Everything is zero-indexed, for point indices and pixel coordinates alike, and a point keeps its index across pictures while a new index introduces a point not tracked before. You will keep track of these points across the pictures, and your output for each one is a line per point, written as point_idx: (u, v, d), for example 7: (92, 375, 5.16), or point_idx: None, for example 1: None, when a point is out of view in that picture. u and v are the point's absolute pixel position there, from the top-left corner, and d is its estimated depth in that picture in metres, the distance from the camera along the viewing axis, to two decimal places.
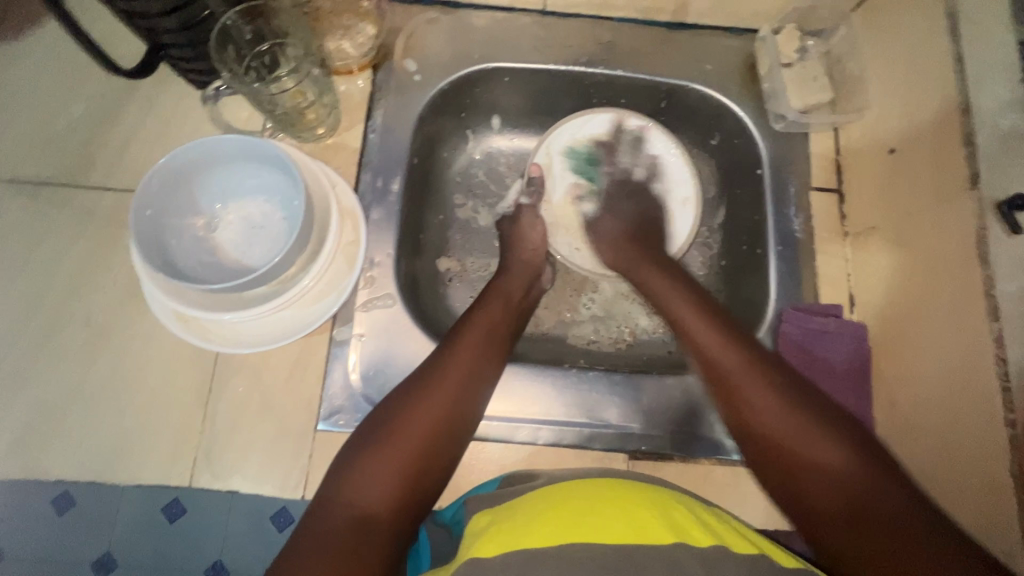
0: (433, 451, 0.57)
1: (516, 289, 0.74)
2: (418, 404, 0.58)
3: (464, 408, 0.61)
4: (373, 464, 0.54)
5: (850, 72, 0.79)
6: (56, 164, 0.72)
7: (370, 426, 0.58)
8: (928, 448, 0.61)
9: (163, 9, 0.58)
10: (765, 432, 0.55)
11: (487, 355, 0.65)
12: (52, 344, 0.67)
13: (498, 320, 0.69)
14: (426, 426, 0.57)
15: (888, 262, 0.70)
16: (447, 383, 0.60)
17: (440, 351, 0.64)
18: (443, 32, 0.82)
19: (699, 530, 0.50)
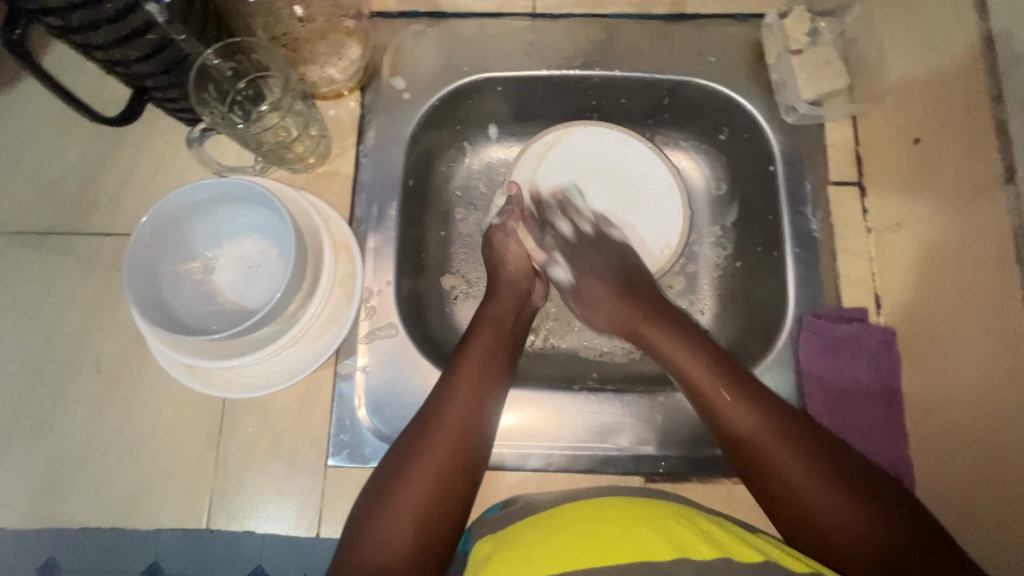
0: (445, 492, 0.56)
1: (507, 313, 0.72)
2: (425, 448, 0.57)
3: (472, 439, 0.60)
4: (392, 510, 0.54)
5: (867, 54, 0.73)
6: (57, 214, 0.72)
7: (384, 471, 0.58)
8: (965, 463, 0.57)
9: (141, 54, 0.57)
10: (760, 454, 0.57)
11: (487, 377, 0.64)
12: (67, 392, 0.68)
13: (495, 342, 0.68)
14: (439, 465, 0.57)
15: (916, 261, 0.65)
16: (452, 415, 0.60)
17: (441, 383, 0.63)
18: (430, 46, 0.79)
19: (704, 543, 0.50)
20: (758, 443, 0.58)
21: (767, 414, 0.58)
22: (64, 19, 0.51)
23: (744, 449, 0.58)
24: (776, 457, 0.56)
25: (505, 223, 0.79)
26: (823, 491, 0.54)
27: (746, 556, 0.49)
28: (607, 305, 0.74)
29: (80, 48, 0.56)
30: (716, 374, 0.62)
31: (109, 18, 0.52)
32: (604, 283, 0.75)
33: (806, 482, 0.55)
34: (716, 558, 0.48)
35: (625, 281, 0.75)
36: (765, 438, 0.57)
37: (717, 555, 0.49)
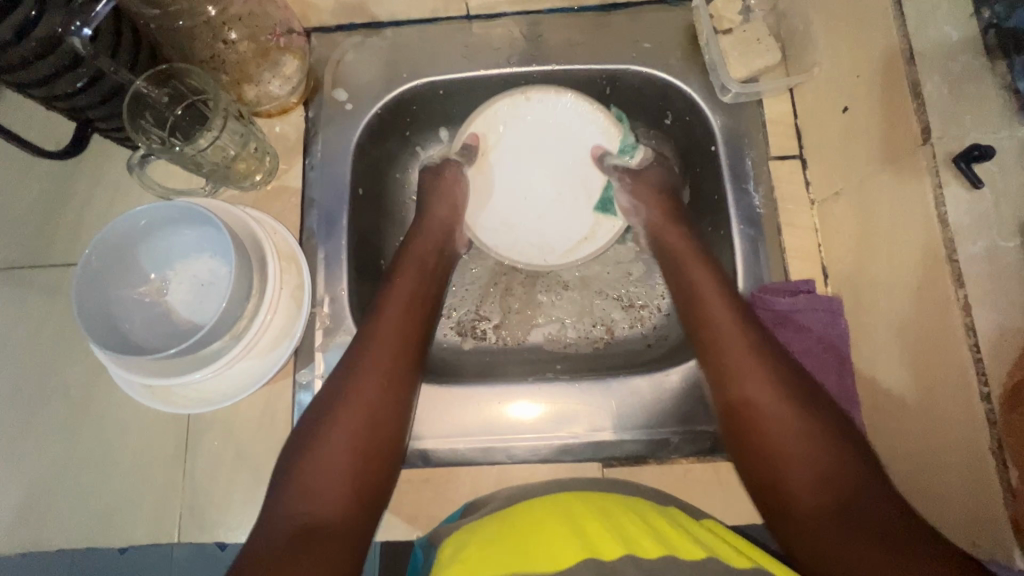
0: (377, 440, 0.58)
1: (428, 252, 0.74)
2: (345, 399, 0.59)
3: (397, 397, 0.61)
4: (314, 463, 0.55)
5: (796, 28, 0.74)
6: (19, 249, 0.75)
7: (304, 429, 0.58)
8: (910, 425, 0.57)
9: (75, 88, 0.59)
10: (755, 415, 0.57)
11: (406, 328, 0.66)
12: (38, 420, 0.70)
13: (415, 290, 0.70)
14: (358, 421, 0.58)
15: (855, 229, 0.65)
16: (372, 372, 0.61)
17: (358, 342, 0.63)
18: (369, 56, 0.80)
19: (649, 540, 0.49)
20: (754, 406, 0.57)
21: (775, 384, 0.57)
22: None
23: (737, 411, 0.58)
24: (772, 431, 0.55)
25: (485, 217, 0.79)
26: (817, 453, 0.53)
27: (690, 552, 0.49)
28: (656, 211, 0.76)
29: (16, 88, 0.58)
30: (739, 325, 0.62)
31: (36, 55, 0.54)
32: (662, 201, 0.76)
33: (804, 445, 0.53)
34: (660, 555, 0.47)
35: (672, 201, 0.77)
36: (760, 398, 0.57)
37: (662, 553, 0.48)
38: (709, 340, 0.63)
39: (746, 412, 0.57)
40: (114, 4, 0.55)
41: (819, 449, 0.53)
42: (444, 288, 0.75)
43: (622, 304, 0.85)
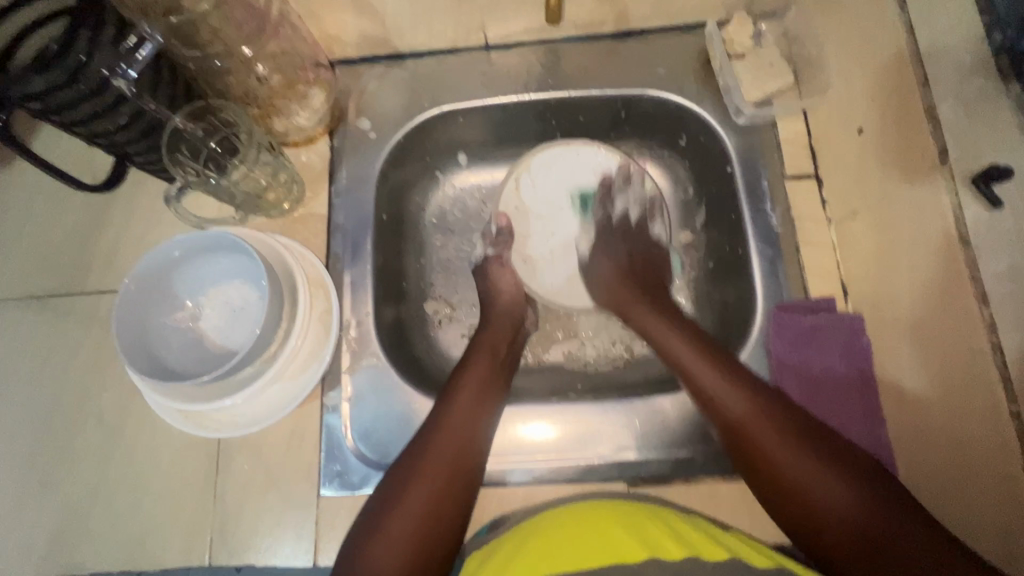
0: (444, 500, 0.59)
1: (501, 337, 0.75)
2: (423, 465, 0.60)
3: (468, 465, 0.62)
4: (388, 529, 0.57)
5: (808, 52, 0.75)
6: (56, 277, 0.77)
7: (381, 495, 0.59)
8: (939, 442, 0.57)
9: (116, 125, 0.62)
10: (762, 456, 0.58)
11: (484, 400, 0.67)
12: (73, 444, 0.72)
13: (490, 368, 0.70)
14: (434, 489, 0.59)
15: (874, 247, 0.66)
16: (449, 444, 0.62)
17: (438, 411, 0.65)
18: (392, 86, 0.83)
19: (672, 541, 0.51)
20: (759, 446, 0.58)
21: (770, 419, 0.59)
22: (43, 101, 0.56)
23: (738, 440, 0.60)
24: (779, 459, 0.57)
25: (500, 254, 0.83)
26: (817, 474, 0.55)
27: (714, 553, 0.50)
28: (612, 283, 0.78)
29: (61, 127, 0.60)
30: (719, 371, 0.62)
31: (85, 94, 0.57)
32: (613, 263, 0.80)
33: (810, 474, 0.55)
34: (682, 557, 0.49)
35: (630, 263, 0.80)
36: (754, 424, 0.59)
37: (684, 555, 0.50)
38: (705, 400, 0.63)
39: (755, 449, 0.58)
40: (156, 46, 0.59)
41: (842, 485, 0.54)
42: (514, 364, 0.76)
43: None
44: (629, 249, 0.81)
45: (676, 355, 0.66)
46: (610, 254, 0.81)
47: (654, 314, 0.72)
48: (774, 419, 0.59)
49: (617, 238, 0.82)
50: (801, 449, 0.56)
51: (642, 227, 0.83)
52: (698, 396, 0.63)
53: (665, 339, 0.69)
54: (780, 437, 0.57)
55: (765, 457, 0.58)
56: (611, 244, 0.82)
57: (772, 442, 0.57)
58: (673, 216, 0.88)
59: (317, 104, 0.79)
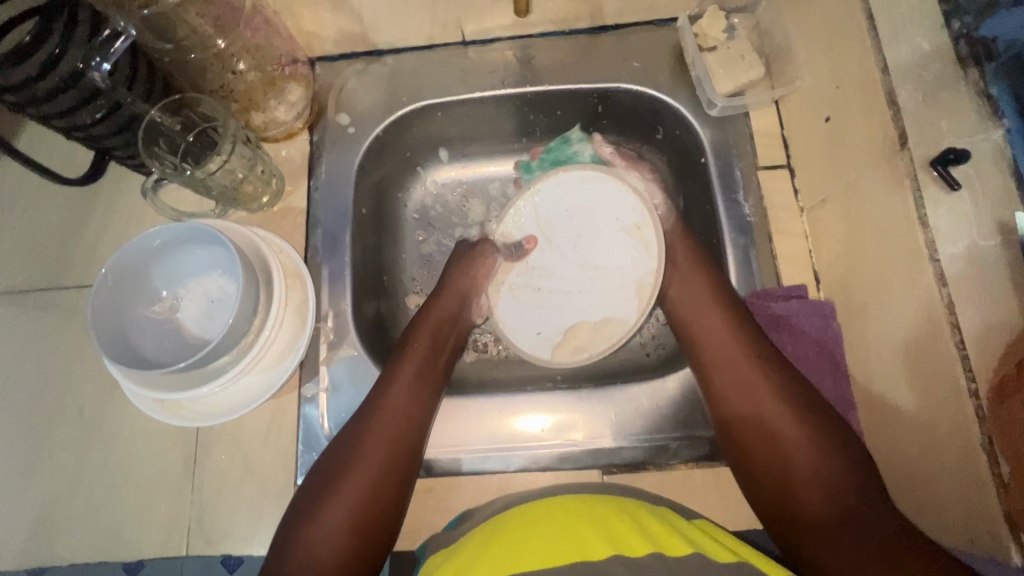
0: (379, 490, 0.61)
1: (442, 320, 0.74)
2: (357, 456, 0.61)
3: (402, 454, 0.63)
4: (320, 517, 0.58)
5: (779, 44, 0.76)
6: (39, 272, 0.78)
7: (313, 485, 0.61)
8: (905, 413, 0.58)
9: (94, 118, 0.63)
10: (768, 434, 0.60)
11: (416, 390, 0.67)
12: (53, 436, 0.73)
13: (426, 355, 0.70)
14: (367, 479, 0.60)
15: (843, 234, 0.67)
16: (381, 435, 0.63)
17: (373, 402, 0.65)
18: (370, 82, 0.84)
19: (636, 537, 0.51)
20: (763, 423, 0.61)
21: (784, 399, 0.61)
22: (19, 94, 0.57)
23: (743, 429, 0.62)
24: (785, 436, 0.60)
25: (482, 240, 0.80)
26: (816, 458, 0.58)
27: (676, 548, 0.51)
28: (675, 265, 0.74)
29: (38, 120, 0.61)
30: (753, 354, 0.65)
31: (60, 87, 0.58)
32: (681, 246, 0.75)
33: (819, 470, 0.57)
34: (645, 554, 0.50)
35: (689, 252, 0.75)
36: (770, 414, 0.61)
37: (649, 552, 0.50)
38: (725, 377, 0.65)
39: (748, 425, 0.62)
40: (130, 39, 0.60)
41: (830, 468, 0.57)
42: (458, 347, 0.76)
43: None
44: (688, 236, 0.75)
45: (714, 347, 0.67)
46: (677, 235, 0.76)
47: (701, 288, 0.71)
48: (798, 420, 0.60)
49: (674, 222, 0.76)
50: (808, 443, 0.58)
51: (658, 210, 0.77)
52: (721, 377, 0.65)
53: (707, 320, 0.69)
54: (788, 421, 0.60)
55: (765, 441, 0.61)
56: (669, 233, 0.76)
57: (790, 433, 0.59)
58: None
59: (297, 96, 0.81)
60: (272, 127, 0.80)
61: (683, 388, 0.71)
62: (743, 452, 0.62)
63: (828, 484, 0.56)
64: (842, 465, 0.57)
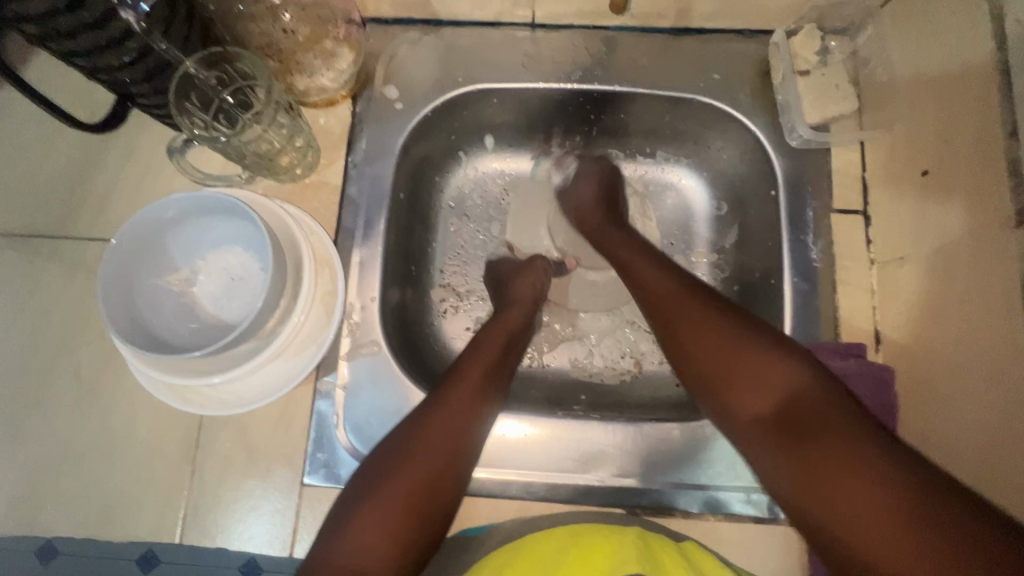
0: (432, 491, 0.55)
1: (515, 320, 0.71)
2: (412, 455, 0.56)
3: (459, 456, 0.58)
4: (358, 521, 0.52)
5: (876, 78, 0.70)
6: (41, 217, 0.72)
7: (354, 490, 0.55)
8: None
9: (121, 62, 0.56)
10: (670, 309, 0.61)
11: (484, 394, 0.62)
12: (46, 398, 0.68)
13: (497, 356, 0.66)
14: (415, 487, 0.54)
15: (918, 297, 0.62)
16: (443, 428, 0.58)
17: (437, 397, 0.60)
18: (425, 54, 0.77)
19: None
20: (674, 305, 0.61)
21: (679, 284, 0.62)
22: (39, 26, 0.49)
23: (657, 311, 0.62)
24: (682, 316, 0.59)
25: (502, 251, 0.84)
26: (720, 336, 0.57)
27: None
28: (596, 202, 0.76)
29: (58, 56, 0.54)
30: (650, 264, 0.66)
31: (86, 25, 0.50)
32: (598, 183, 0.77)
33: (732, 347, 0.56)
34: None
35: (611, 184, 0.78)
36: (676, 300, 0.61)
37: None
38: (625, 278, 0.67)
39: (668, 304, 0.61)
40: None
41: (763, 362, 0.54)
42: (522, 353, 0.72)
43: (654, 338, 0.84)
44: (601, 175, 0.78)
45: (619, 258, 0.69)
46: (588, 176, 0.78)
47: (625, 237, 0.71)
48: (702, 303, 0.60)
49: (591, 160, 0.81)
50: (720, 325, 0.57)
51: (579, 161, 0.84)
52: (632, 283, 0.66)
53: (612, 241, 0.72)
54: (685, 297, 0.61)
55: (685, 330, 0.59)
56: (588, 166, 0.80)
57: (689, 310, 0.59)
58: (674, 230, 0.85)
59: (345, 62, 0.74)
60: (310, 90, 0.73)
61: (722, 433, 0.67)
62: (663, 332, 0.61)
63: (784, 384, 0.53)
64: (778, 355, 0.54)
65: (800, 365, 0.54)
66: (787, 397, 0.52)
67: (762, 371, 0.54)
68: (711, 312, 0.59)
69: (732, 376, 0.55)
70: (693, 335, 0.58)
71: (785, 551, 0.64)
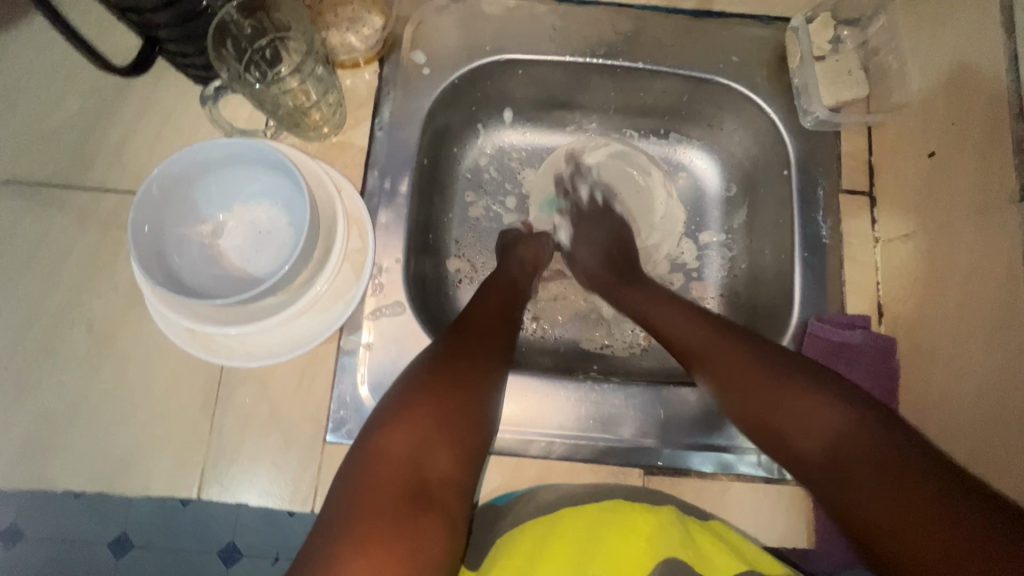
0: (468, 410, 0.57)
1: (519, 274, 0.76)
2: (448, 375, 0.58)
3: (489, 381, 0.61)
4: (399, 436, 0.53)
5: (886, 66, 0.74)
6: (52, 165, 0.69)
7: (388, 406, 0.56)
8: (964, 451, 0.58)
9: (158, 5, 0.54)
10: (698, 353, 0.63)
11: (502, 332, 0.67)
12: (56, 351, 0.66)
13: (506, 299, 0.72)
14: (456, 404, 0.56)
15: (923, 272, 0.66)
16: (471, 357, 0.61)
17: (459, 330, 0.64)
18: (453, 21, 0.77)
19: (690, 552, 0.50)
20: (700, 349, 0.63)
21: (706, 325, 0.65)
22: None
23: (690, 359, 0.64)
24: (720, 362, 0.61)
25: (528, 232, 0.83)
26: (758, 375, 0.58)
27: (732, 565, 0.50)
28: (596, 261, 0.79)
29: None
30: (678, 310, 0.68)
31: None
32: (600, 251, 0.80)
33: (777, 391, 0.56)
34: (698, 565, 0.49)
35: (610, 249, 0.80)
36: (707, 346, 0.63)
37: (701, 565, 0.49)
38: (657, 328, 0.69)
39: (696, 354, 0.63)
40: None
41: (805, 400, 0.55)
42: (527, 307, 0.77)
43: None
44: (604, 232, 0.82)
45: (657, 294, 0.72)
46: (592, 238, 0.81)
47: (643, 294, 0.73)
48: (729, 343, 0.62)
49: (580, 219, 0.84)
50: (747, 361, 0.59)
51: (606, 208, 0.85)
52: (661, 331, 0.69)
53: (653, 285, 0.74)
54: (714, 336, 0.63)
55: (728, 378, 0.60)
56: (592, 226, 0.83)
57: (724, 357, 0.61)
58: (684, 211, 0.88)
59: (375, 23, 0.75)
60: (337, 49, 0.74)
61: None
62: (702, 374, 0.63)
63: (826, 424, 0.53)
64: (812, 393, 0.55)
65: (833, 399, 0.54)
66: (832, 438, 0.52)
67: (806, 414, 0.54)
68: (741, 357, 0.60)
69: (781, 421, 0.56)
70: (729, 379, 0.60)
71: (793, 511, 0.67)
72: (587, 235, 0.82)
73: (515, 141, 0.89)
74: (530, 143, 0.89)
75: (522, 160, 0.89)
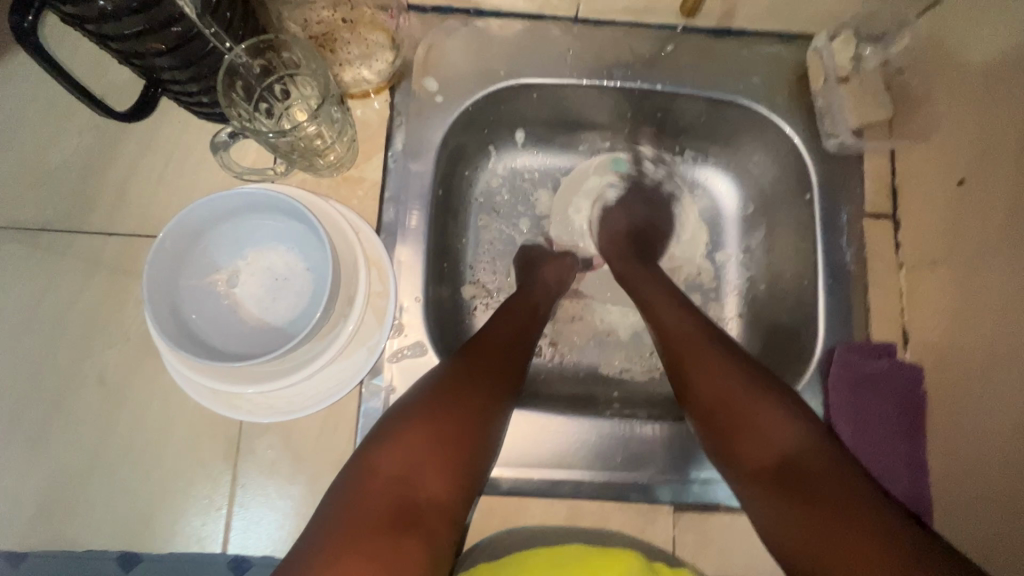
0: (468, 433, 0.55)
1: (541, 301, 0.74)
2: (454, 397, 0.56)
3: (495, 407, 0.59)
4: (391, 453, 0.52)
5: (911, 87, 0.72)
6: (53, 209, 0.66)
7: (387, 423, 0.55)
8: (994, 488, 0.58)
9: (164, 48, 0.51)
10: (685, 355, 0.63)
11: (516, 356, 0.65)
12: (68, 404, 0.63)
13: (525, 321, 0.70)
14: (458, 426, 0.55)
15: (950, 301, 0.66)
16: (477, 379, 0.59)
17: (473, 352, 0.62)
18: (464, 46, 0.74)
19: None
20: (687, 351, 0.63)
21: (695, 327, 0.65)
22: (80, 7, 0.44)
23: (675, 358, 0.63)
24: (702, 366, 0.60)
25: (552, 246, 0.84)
26: (739, 384, 0.58)
27: None
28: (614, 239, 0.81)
29: (95, 38, 0.50)
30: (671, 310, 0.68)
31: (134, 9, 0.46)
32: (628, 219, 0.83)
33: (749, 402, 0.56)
34: None
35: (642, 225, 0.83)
36: (697, 346, 0.62)
37: None
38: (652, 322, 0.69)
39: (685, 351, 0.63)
40: None
41: (777, 420, 0.55)
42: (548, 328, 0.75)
43: None
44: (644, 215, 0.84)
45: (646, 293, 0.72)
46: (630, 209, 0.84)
47: (652, 283, 0.73)
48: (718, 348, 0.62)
49: (639, 197, 0.86)
50: (731, 371, 0.59)
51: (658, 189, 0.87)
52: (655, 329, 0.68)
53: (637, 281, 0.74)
54: (699, 341, 0.63)
55: (707, 383, 0.59)
56: (633, 202, 0.85)
57: (708, 363, 0.60)
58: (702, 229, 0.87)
59: (386, 56, 0.72)
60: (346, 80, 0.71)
61: None
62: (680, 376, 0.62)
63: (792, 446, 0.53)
64: (779, 413, 0.55)
65: (799, 423, 0.55)
66: (790, 456, 0.53)
67: (771, 432, 0.55)
68: (726, 363, 0.60)
69: (747, 428, 0.56)
70: (709, 385, 0.59)
71: None
72: (630, 210, 0.84)
73: (526, 164, 0.87)
74: (542, 165, 0.87)
75: (536, 182, 0.87)
